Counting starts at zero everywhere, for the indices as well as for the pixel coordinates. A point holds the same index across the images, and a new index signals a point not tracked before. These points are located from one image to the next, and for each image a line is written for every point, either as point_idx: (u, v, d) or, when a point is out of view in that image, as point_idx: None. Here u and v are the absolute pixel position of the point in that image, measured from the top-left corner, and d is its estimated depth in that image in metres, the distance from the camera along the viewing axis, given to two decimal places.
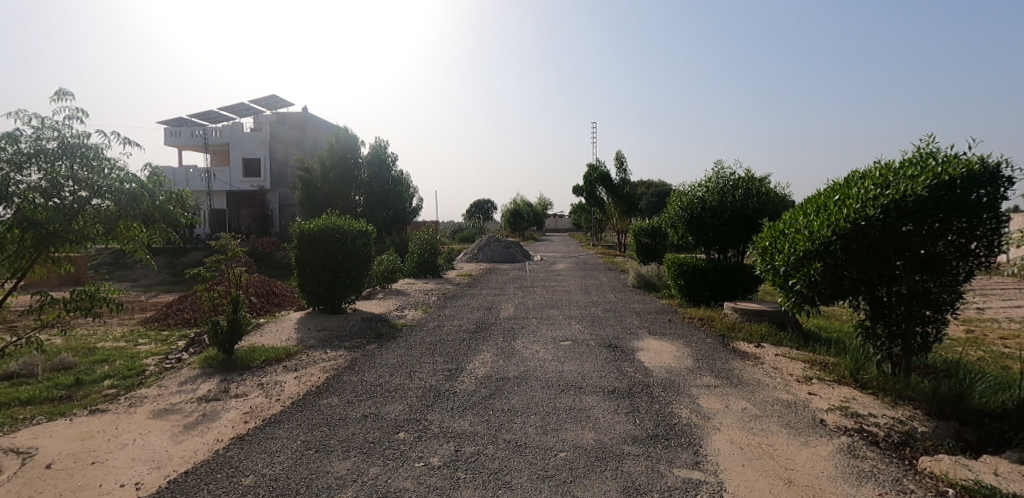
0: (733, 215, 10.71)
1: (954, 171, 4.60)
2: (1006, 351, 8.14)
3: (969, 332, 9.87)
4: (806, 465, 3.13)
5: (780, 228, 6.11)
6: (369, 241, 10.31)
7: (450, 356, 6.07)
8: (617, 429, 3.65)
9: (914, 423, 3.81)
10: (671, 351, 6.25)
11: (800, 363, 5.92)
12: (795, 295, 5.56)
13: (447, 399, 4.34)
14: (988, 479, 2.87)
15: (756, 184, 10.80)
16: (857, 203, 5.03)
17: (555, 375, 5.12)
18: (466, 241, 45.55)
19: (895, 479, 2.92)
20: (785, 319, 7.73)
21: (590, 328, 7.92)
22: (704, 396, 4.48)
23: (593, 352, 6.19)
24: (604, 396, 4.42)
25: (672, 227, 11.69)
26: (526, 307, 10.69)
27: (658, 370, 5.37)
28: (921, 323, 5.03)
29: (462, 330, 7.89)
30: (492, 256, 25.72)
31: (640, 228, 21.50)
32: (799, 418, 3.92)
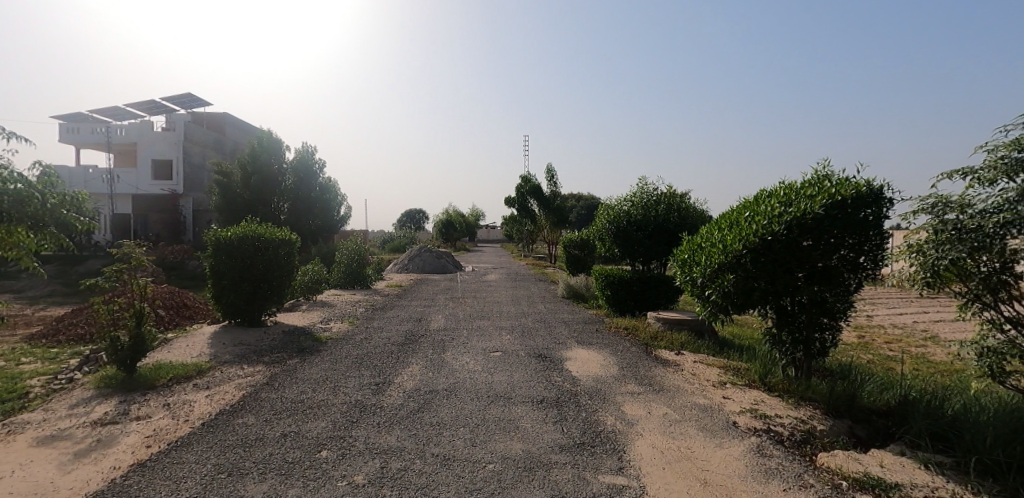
0: (657, 229, 11.21)
1: (846, 192, 5.04)
2: (890, 354, 9.10)
3: (860, 337, 10.99)
4: (720, 465, 3.33)
5: (698, 241, 6.45)
6: (293, 249, 9.92)
7: (378, 370, 5.88)
8: (545, 438, 3.68)
9: (814, 422, 4.12)
10: (598, 361, 6.43)
11: (716, 369, 6.23)
12: (712, 305, 5.86)
13: (372, 414, 4.21)
14: (875, 471, 3.19)
15: (677, 199, 11.37)
16: (764, 219, 5.39)
17: (485, 386, 5.10)
18: (396, 251, 44.67)
19: (798, 474, 3.18)
20: (703, 328, 8.19)
21: (519, 339, 7.96)
22: (628, 403, 4.63)
23: (523, 362, 6.25)
24: (534, 406, 4.45)
25: (600, 239, 12.12)
26: (455, 318, 10.61)
27: (585, 378, 5.50)
28: (820, 330, 5.47)
29: (390, 342, 7.69)
30: (422, 267, 25.36)
31: (570, 241, 22.01)
32: (715, 422, 4.14)
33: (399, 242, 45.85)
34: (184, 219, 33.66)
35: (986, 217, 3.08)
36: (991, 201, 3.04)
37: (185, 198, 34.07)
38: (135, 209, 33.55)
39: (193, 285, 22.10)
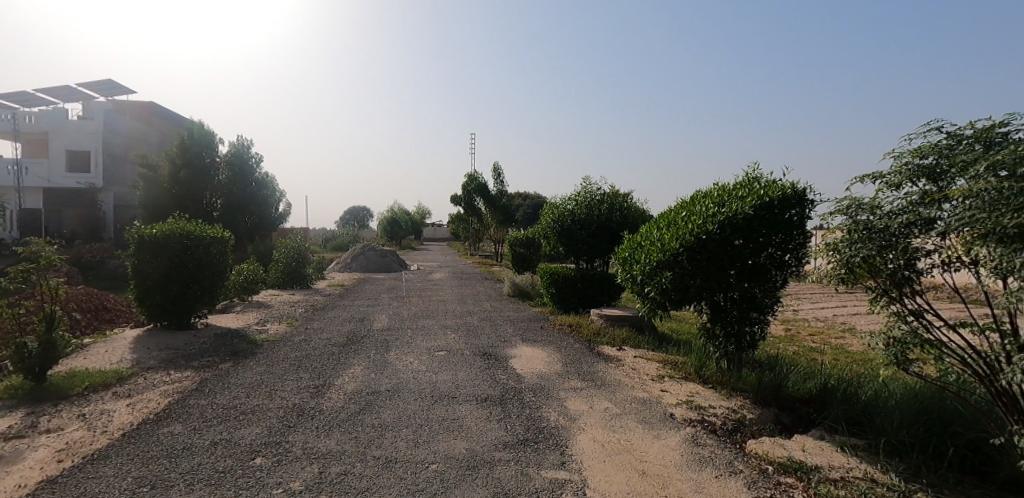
0: (600, 227, 11.53)
1: (773, 194, 5.36)
2: (813, 345, 9.81)
3: (787, 330, 11.79)
4: (657, 455, 3.46)
5: (638, 240, 6.66)
6: (225, 248, 9.58)
7: (316, 372, 5.71)
8: (489, 436, 3.69)
9: (744, 411, 4.35)
10: (542, 357, 6.52)
11: (655, 363, 6.42)
12: (650, 302, 6.00)
13: (310, 418, 4.08)
14: (797, 455, 3.41)
15: (620, 199, 11.69)
16: (699, 218, 5.63)
17: (428, 386, 5.05)
18: (337, 250, 43.46)
19: (728, 462, 3.36)
20: (643, 324, 8.47)
21: (464, 338, 7.93)
22: (571, 399, 4.72)
23: (467, 361, 6.23)
24: (478, 404, 4.45)
25: (545, 237, 12.32)
26: (398, 318, 10.45)
27: (529, 375, 5.57)
28: (750, 324, 5.74)
29: (330, 343, 7.47)
30: (365, 266, 24.84)
31: (515, 239, 22.25)
32: (653, 414, 4.29)
33: (342, 240, 44.77)
34: (104, 215, 31.40)
35: (891, 218, 3.03)
36: (895, 202, 2.99)
37: (106, 192, 31.95)
38: (46, 203, 30.93)
39: (115, 286, 20.50)
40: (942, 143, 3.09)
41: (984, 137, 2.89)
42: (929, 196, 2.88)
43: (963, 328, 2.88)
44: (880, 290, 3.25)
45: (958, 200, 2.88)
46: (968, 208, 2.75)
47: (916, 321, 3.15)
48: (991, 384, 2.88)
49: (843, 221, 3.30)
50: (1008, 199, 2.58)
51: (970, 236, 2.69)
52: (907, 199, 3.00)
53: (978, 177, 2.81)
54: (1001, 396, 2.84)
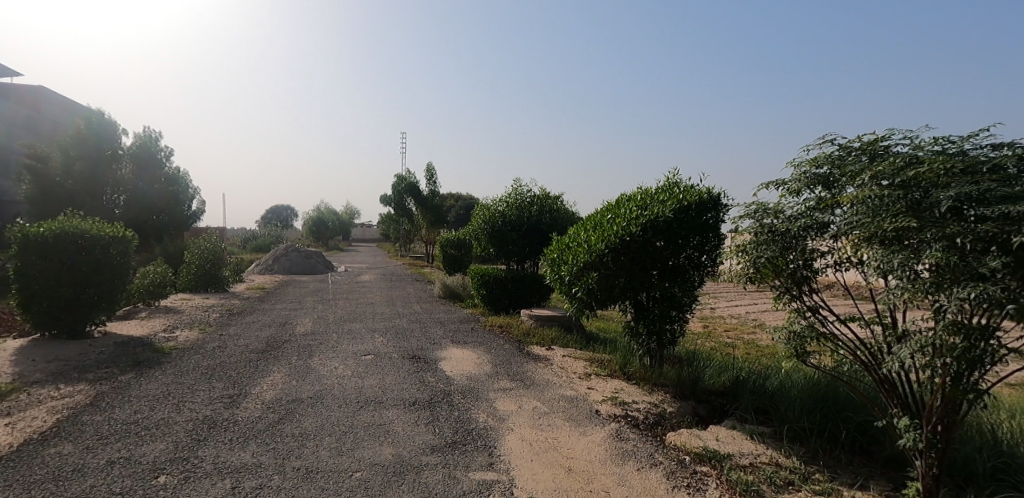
0: (530, 229, 11.77)
1: (691, 198, 5.64)
2: (728, 340, 10.55)
3: (706, 326, 12.61)
4: (583, 451, 3.58)
5: (567, 242, 6.77)
6: (128, 249, 8.83)
7: (232, 381, 5.40)
8: (416, 440, 3.64)
9: (665, 404, 4.56)
10: (472, 359, 6.52)
11: (582, 361, 6.57)
12: (577, 302, 6.15)
13: (223, 430, 3.85)
14: (712, 444, 3.65)
15: (549, 201, 11.93)
16: (623, 220, 5.82)
17: (352, 392, 4.90)
18: (258, 251, 41.44)
19: (650, 454, 3.53)
20: (571, 323, 8.68)
21: (392, 340, 7.77)
22: (500, 399, 4.74)
23: (395, 364, 6.11)
24: (405, 408, 4.38)
25: (476, 238, 12.40)
26: (324, 321, 10.07)
27: (458, 377, 5.55)
28: (670, 322, 6.03)
29: (249, 350, 7.07)
30: (288, 267, 23.85)
31: (446, 239, 22.20)
32: (580, 411, 4.40)
33: (264, 241, 42.66)
34: None
35: (792, 222, 3.26)
36: (795, 207, 3.21)
37: None
38: None
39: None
40: (834, 154, 3.37)
41: (868, 149, 3.19)
42: (824, 202, 3.13)
43: (852, 321, 3.15)
44: (782, 288, 3.48)
45: (848, 206, 3.16)
46: (856, 214, 3.03)
47: (812, 316, 3.41)
48: (875, 372, 3.17)
49: (751, 224, 3.51)
50: (888, 206, 2.88)
51: (857, 239, 2.98)
52: (806, 204, 3.24)
53: (864, 185, 3.11)
54: (883, 383, 3.14)
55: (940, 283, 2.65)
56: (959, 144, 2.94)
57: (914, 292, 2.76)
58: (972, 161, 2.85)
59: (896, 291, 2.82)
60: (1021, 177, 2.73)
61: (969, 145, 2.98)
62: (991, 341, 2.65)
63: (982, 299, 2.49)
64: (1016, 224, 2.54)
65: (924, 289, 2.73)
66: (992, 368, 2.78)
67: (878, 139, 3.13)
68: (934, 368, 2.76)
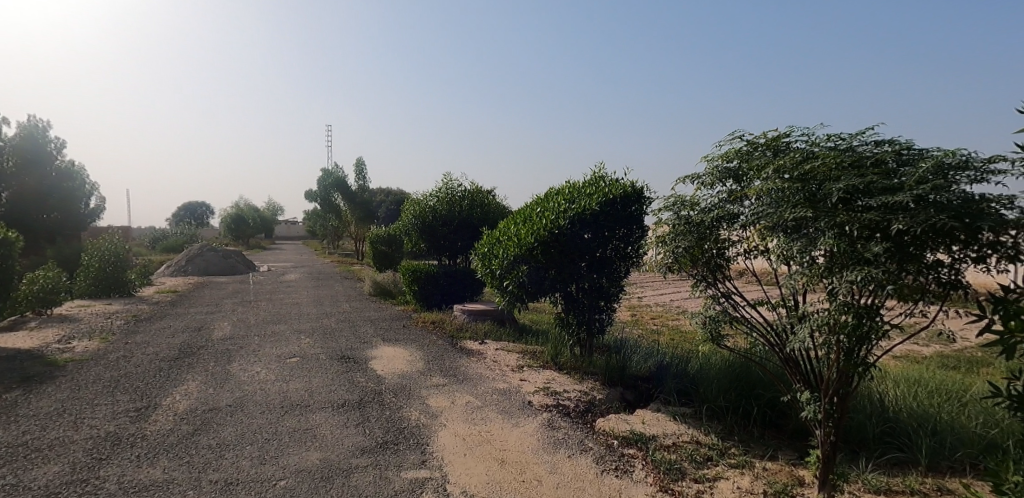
0: (461, 223, 11.82)
1: (616, 191, 5.85)
2: (654, 327, 11.16)
3: (633, 314, 13.27)
4: (515, 443, 3.66)
5: (496, 236, 6.77)
6: (9, 253, 7.97)
7: (139, 393, 5.03)
8: (344, 443, 3.57)
9: (594, 392, 4.72)
10: (404, 357, 6.45)
11: (515, 353, 6.64)
12: (508, 295, 6.22)
13: (129, 447, 3.59)
14: (638, 428, 3.87)
15: (480, 195, 12.03)
16: (552, 214, 5.95)
17: (275, 397, 4.71)
18: (168, 252, 38.75)
19: (580, 441, 3.70)
20: (504, 316, 8.79)
21: (320, 341, 7.53)
22: (432, 396, 4.72)
23: (322, 366, 5.93)
24: (333, 411, 4.27)
25: (406, 234, 12.35)
26: (245, 325, 9.55)
27: (389, 376, 5.48)
28: (598, 312, 6.24)
29: (159, 359, 6.61)
30: (204, 267, 22.66)
31: (376, 236, 21.92)
32: (513, 403, 4.47)
33: (175, 242, 39.78)
34: None
35: (706, 213, 3.48)
36: (708, 199, 3.42)
37: None
38: None
39: None
40: (743, 149, 3.60)
41: (771, 145, 3.43)
42: (734, 194, 3.35)
43: (761, 305, 3.39)
44: (699, 277, 3.69)
45: (755, 199, 3.40)
46: (761, 206, 3.26)
47: (726, 302, 3.65)
48: (780, 352, 3.42)
49: (670, 216, 3.71)
50: (788, 198, 3.12)
51: (763, 229, 3.21)
52: (719, 197, 3.45)
53: (768, 179, 3.34)
54: (788, 361, 3.40)
55: (833, 268, 2.91)
56: (849, 141, 3.22)
57: (811, 276, 3.01)
58: (859, 156, 3.14)
59: (796, 276, 3.07)
60: (899, 170, 3.03)
61: (858, 142, 3.27)
62: (877, 318, 2.93)
63: (867, 281, 2.75)
64: (894, 212, 2.82)
65: (820, 273, 3.00)
66: (878, 343, 3.08)
67: (780, 136, 3.38)
68: (830, 345, 3.03)
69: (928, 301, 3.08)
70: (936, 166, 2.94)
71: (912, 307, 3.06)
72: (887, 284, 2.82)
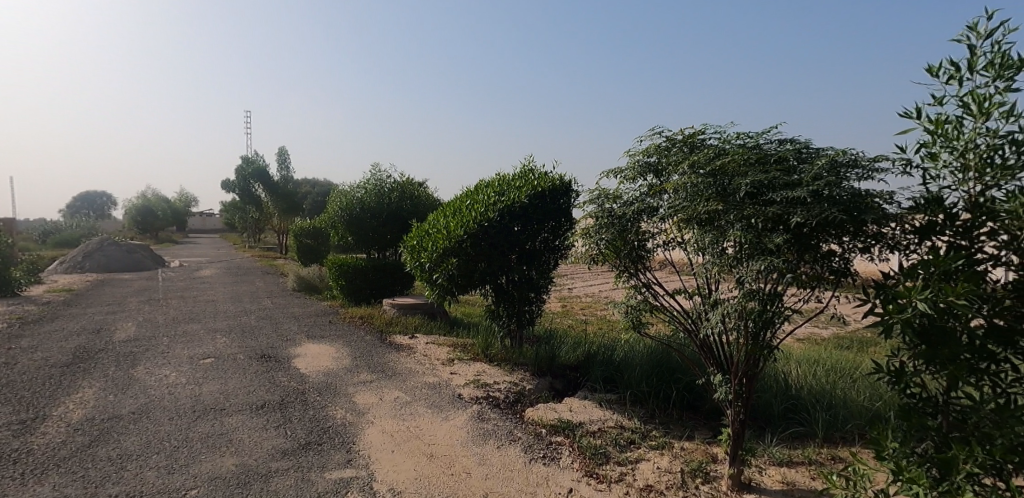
0: (390, 216, 11.66)
1: (544, 184, 6.07)
2: (583, 316, 11.61)
3: (563, 305, 13.74)
4: (444, 436, 3.68)
5: (426, 228, 6.74)
6: None
7: (23, 404, 4.57)
8: (264, 447, 3.45)
9: (524, 383, 4.82)
10: (329, 354, 6.30)
11: (446, 347, 6.63)
12: (438, 288, 6.21)
13: (11, 464, 3.26)
14: (565, 415, 4.00)
15: (410, 187, 11.89)
16: (481, 206, 6.03)
17: (185, 401, 4.44)
18: (64, 246, 35.51)
19: (509, 431, 3.78)
20: (434, 310, 8.81)
21: (238, 341, 7.16)
22: (360, 393, 4.64)
23: (238, 367, 5.66)
24: (252, 413, 4.11)
25: (332, 227, 12.10)
26: (154, 325, 8.88)
27: (313, 374, 5.33)
28: (528, 303, 6.45)
29: (49, 365, 6.03)
30: (105, 264, 20.97)
31: (299, 229, 21.62)
32: (443, 397, 4.49)
33: (71, 235, 36.43)
34: None
35: (627, 206, 3.61)
36: (629, 193, 3.54)
37: None
38: None
39: None
40: (662, 146, 3.76)
41: (687, 142, 3.61)
42: (653, 188, 3.49)
43: (678, 294, 3.57)
44: (622, 268, 3.83)
45: (672, 193, 3.56)
46: (678, 199, 3.42)
47: (646, 292, 3.82)
48: (696, 338, 3.63)
49: (594, 209, 3.82)
50: (702, 192, 3.29)
51: (680, 222, 3.38)
52: (640, 191, 3.58)
53: (684, 174, 3.51)
54: (703, 346, 3.61)
55: (740, 258, 3.10)
56: (756, 139, 3.44)
57: (721, 266, 3.21)
58: (764, 153, 3.37)
59: (708, 265, 3.25)
60: (798, 167, 3.27)
61: (764, 140, 3.50)
62: (779, 304, 3.16)
63: (769, 269, 2.95)
64: (794, 206, 3.03)
65: (729, 263, 3.19)
66: (782, 326, 3.32)
67: (695, 133, 3.56)
68: (739, 330, 3.24)
69: (822, 287, 3.36)
70: (830, 163, 3.19)
71: (810, 293, 3.33)
72: (787, 273, 3.05)
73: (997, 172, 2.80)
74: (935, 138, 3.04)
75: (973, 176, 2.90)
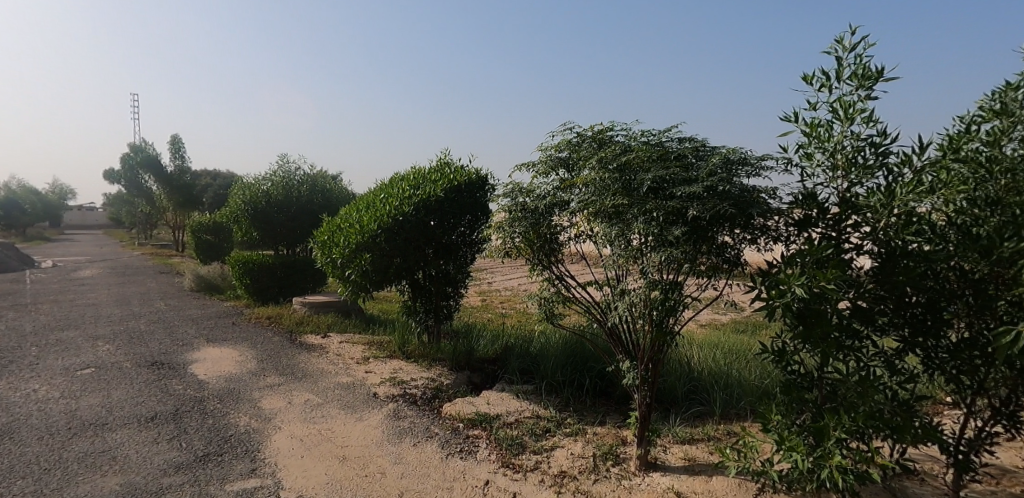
0: (300, 210, 11.33)
1: (460, 178, 6.17)
2: (502, 309, 11.86)
3: (483, 299, 13.95)
4: (358, 437, 3.60)
5: (337, 223, 6.52)
6: None
7: None
8: (155, 462, 3.18)
9: (441, 378, 4.82)
10: (232, 358, 5.93)
11: (361, 345, 6.46)
12: (351, 285, 6.09)
13: None
14: (482, 409, 4.04)
15: (319, 180, 11.69)
16: (396, 200, 5.95)
17: (58, 418, 3.99)
18: None
19: (426, 428, 3.76)
20: (348, 308, 8.65)
21: (124, 348, 6.52)
22: (267, 398, 4.42)
23: (122, 377, 5.16)
24: (140, 426, 3.77)
25: (235, 221, 11.42)
26: (20, 335, 7.85)
27: (213, 380, 5.00)
28: (445, 298, 6.60)
29: None
30: None
31: (197, 225, 20.25)
32: (357, 396, 4.38)
33: None
34: None
35: (539, 201, 3.71)
36: (541, 188, 3.63)
37: None
38: None
39: None
40: (571, 142, 3.89)
41: (594, 139, 3.76)
42: (564, 183, 3.61)
43: (590, 285, 3.72)
44: (536, 262, 3.93)
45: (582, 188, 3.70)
46: (586, 194, 3.55)
47: (559, 284, 4.00)
48: (607, 327, 3.80)
49: (507, 203, 3.88)
50: (608, 187, 3.44)
51: (589, 215, 3.51)
52: (551, 185, 3.69)
53: (592, 170, 3.65)
54: (612, 335, 3.79)
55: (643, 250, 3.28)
56: (658, 137, 3.65)
57: (627, 257, 3.37)
58: (665, 151, 3.58)
59: (615, 257, 3.40)
60: (695, 164, 3.50)
61: (666, 138, 3.72)
62: (680, 292, 3.37)
63: (669, 260, 3.15)
64: (691, 200, 3.24)
65: (633, 254, 3.36)
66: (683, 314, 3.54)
67: (603, 131, 3.72)
68: (644, 318, 3.41)
69: (717, 276, 3.62)
70: (723, 160, 3.44)
71: (707, 282, 3.58)
72: (684, 263, 3.26)
73: (860, 170, 3.15)
74: (811, 140, 3.37)
75: (841, 175, 3.24)
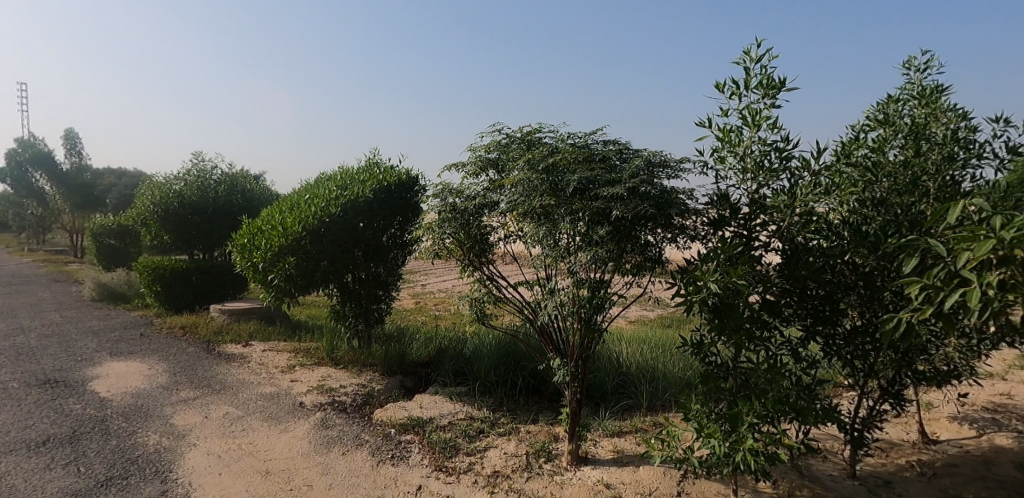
0: (218, 211, 10.77)
1: (389, 179, 6.16)
2: (437, 311, 11.82)
3: (418, 301, 13.83)
4: (283, 449, 3.45)
5: (257, 225, 6.18)
6: None
7: None
8: (47, 491, 2.89)
9: (372, 384, 4.73)
10: (140, 372, 5.50)
11: (286, 353, 6.21)
12: (274, 290, 5.76)
13: None
14: (414, 413, 4.00)
15: (239, 179, 11.18)
16: (322, 201, 5.81)
17: None
18: None
19: (356, 435, 3.67)
20: (272, 314, 8.31)
21: (8, 367, 5.85)
22: (181, 413, 4.14)
23: (6, 399, 4.64)
24: (28, 452, 3.41)
25: (143, 224, 10.63)
26: None
27: (117, 397, 4.62)
28: (376, 301, 6.53)
29: None
30: None
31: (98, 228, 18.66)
32: (282, 407, 4.20)
33: None
34: None
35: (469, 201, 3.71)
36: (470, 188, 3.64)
37: None
38: None
39: None
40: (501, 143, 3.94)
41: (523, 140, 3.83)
42: (494, 183, 3.65)
43: (521, 285, 3.78)
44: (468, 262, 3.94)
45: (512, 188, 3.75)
46: (515, 194, 3.61)
47: (490, 284, 4.06)
48: (538, 325, 3.87)
49: (437, 203, 3.86)
50: (536, 187, 3.51)
51: (518, 215, 3.56)
52: (481, 186, 3.71)
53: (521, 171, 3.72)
54: (544, 333, 3.86)
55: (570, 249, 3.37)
56: (585, 139, 3.77)
57: (555, 256, 3.45)
58: (591, 153, 3.70)
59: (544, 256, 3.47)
60: (619, 166, 3.65)
61: (593, 141, 3.85)
62: (606, 290, 3.50)
63: (595, 259, 3.26)
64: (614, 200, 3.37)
65: (562, 253, 3.45)
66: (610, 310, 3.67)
67: (531, 132, 3.80)
68: (572, 315, 3.51)
69: (641, 274, 3.78)
70: (645, 163, 3.60)
71: (632, 279, 3.74)
72: (610, 261, 3.39)
73: (766, 173, 3.41)
74: (723, 144, 3.60)
75: (750, 177, 3.49)
